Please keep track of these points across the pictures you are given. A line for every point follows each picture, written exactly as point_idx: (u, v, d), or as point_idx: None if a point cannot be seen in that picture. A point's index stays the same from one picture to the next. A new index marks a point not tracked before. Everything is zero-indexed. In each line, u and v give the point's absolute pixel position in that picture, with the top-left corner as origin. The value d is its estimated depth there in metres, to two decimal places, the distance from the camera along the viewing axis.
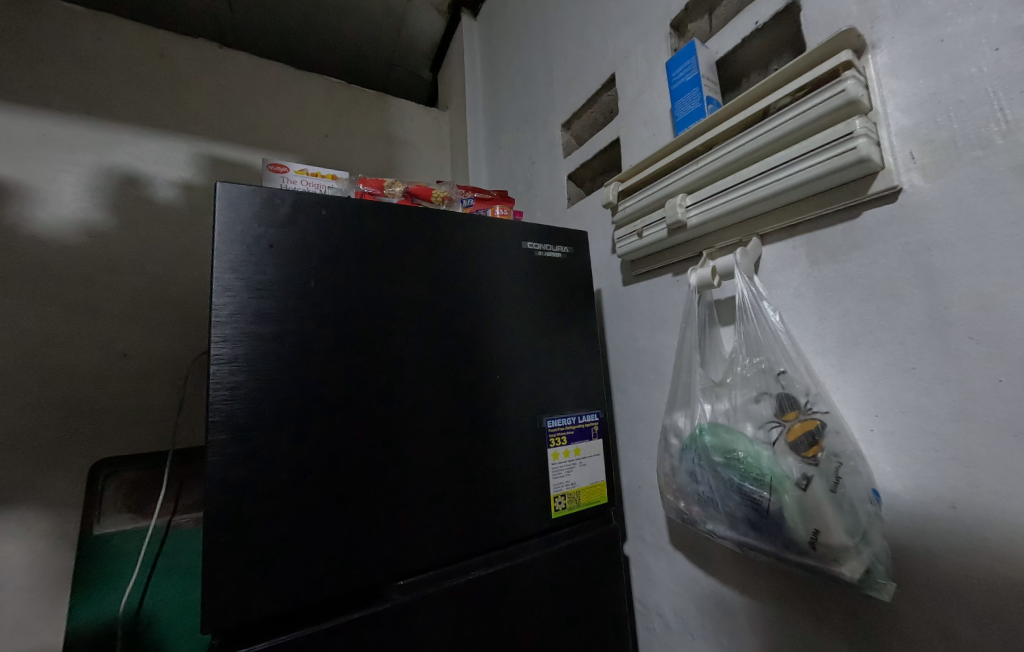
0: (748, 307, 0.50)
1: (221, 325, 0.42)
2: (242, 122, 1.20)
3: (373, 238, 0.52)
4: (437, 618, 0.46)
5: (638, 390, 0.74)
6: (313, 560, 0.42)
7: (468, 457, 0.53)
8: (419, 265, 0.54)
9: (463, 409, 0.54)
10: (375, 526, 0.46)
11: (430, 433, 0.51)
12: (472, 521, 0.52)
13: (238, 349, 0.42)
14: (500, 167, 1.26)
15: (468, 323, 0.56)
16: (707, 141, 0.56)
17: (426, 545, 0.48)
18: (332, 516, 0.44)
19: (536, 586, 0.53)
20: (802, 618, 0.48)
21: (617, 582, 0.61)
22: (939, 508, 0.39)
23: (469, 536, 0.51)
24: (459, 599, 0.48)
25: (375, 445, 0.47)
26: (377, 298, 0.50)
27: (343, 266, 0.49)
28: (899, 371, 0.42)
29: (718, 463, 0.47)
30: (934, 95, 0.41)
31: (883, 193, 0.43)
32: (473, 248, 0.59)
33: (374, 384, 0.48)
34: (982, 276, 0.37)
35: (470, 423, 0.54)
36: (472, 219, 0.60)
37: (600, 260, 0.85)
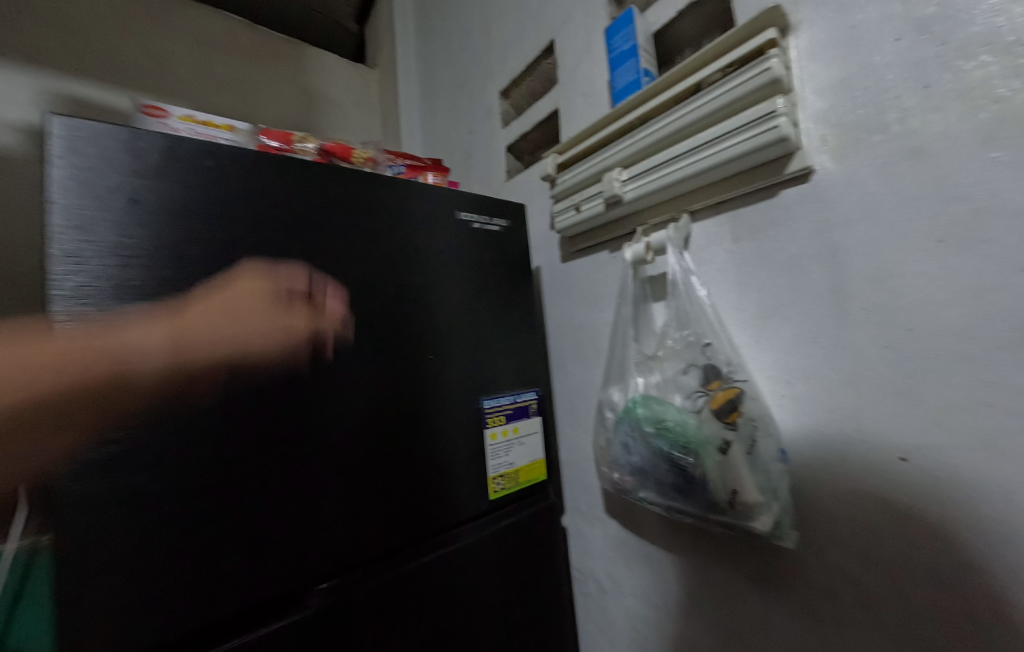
0: (678, 281, 0.52)
1: (66, 300, 0.33)
2: (112, 57, 0.99)
3: (278, 199, 0.45)
4: (371, 610, 0.44)
5: (576, 366, 0.75)
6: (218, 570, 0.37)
7: (399, 442, 0.49)
8: (338, 234, 0.48)
9: (393, 393, 0.50)
10: (295, 526, 0.41)
11: (354, 421, 0.46)
12: (405, 511, 0.49)
13: (93, 331, 0.34)
14: (436, 136, 1.18)
15: (398, 301, 0.52)
16: (644, 114, 0.55)
17: (352, 541, 0.44)
18: (237, 520, 0.38)
19: (474, 565, 0.53)
20: (720, 568, 0.53)
21: (552, 551, 0.63)
22: (835, 461, 0.44)
23: (402, 526, 0.48)
24: (394, 587, 0.46)
25: (291, 436, 0.42)
26: (286, 271, 0.44)
27: (241, 231, 0.42)
28: (807, 340, 0.46)
29: (650, 434, 0.48)
30: (844, 81, 0.43)
31: (798, 173, 0.46)
32: (401, 215, 0.54)
33: (284, 370, 0.42)
34: (877, 253, 0.41)
35: (402, 409, 0.50)
36: (400, 185, 0.55)
37: (538, 236, 0.83)
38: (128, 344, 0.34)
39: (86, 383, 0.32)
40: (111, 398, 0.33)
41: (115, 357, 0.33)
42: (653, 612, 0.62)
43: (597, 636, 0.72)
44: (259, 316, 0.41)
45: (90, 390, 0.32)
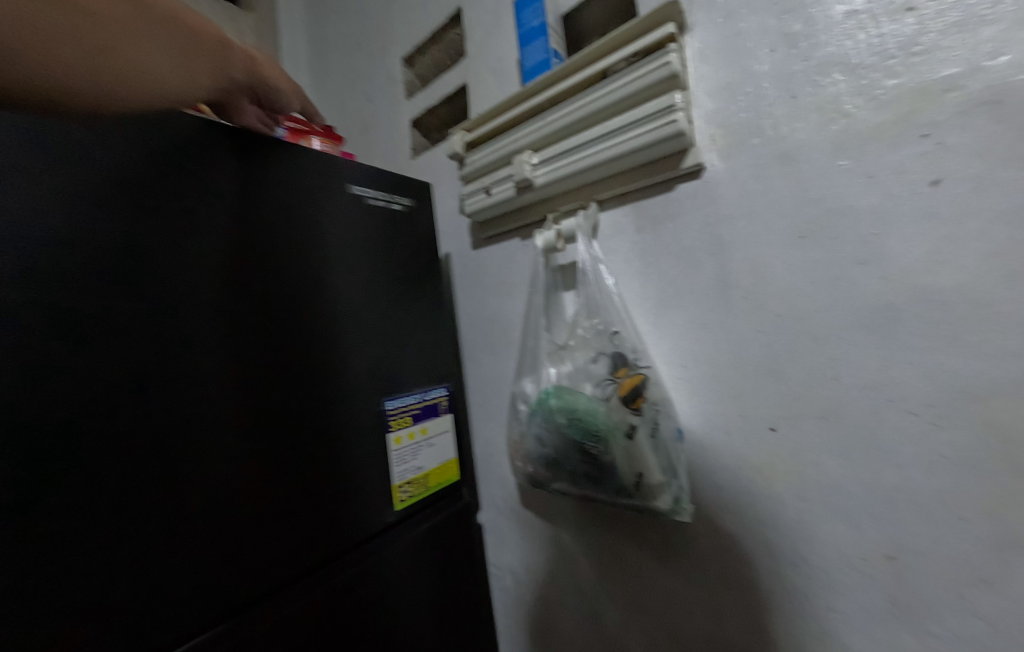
0: (587, 270, 0.51)
1: None
2: None
3: (82, 144, 0.32)
4: None
5: (488, 357, 0.72)
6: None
7: (283, 457, 0.42)
8: (178, 201, 0.37)
9: (273, 400, 0.42)
10: (127, 588, 0.31)
11: (219, 437, 0.37)
12: (294, 536, 0.42)
13: None
14: (329, 102, 1.04)
15: (277, 289, 0.44)
16: (553, 96, 0.54)
17: (221, 585, 0.36)
18: (33, 599, 0.27)
19: (377, 583, 0.48)
20: (626, 543, 0.56)
21: (465, 551, 0.61)
22: (719, 436, 0.48)
23: (291, 553, 0.41)
24: (276, 631, 0.39)
25: (121, 469, 0.31)
26: (104, 247, 0.32)
27: (17, 186, 0.29)
28: (698, 327, 0.50)
29: (562, 425, 0.48)
30: (730, 84, 0.46)
31: (691, 169, 0.48)
32: (272, 184, 0.45)
33: (107, 379, 0.31)
34: (755, 247, 0.45)
35: (285, 418, 0.42)
36: (268, 147, 0.45)
37: (447, 221, 0.77)
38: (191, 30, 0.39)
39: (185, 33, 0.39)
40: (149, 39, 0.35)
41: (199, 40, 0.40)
42: (567, 593, 0.63)
43: (514, 626, 0.72)
44: (263, 64, 0.48)
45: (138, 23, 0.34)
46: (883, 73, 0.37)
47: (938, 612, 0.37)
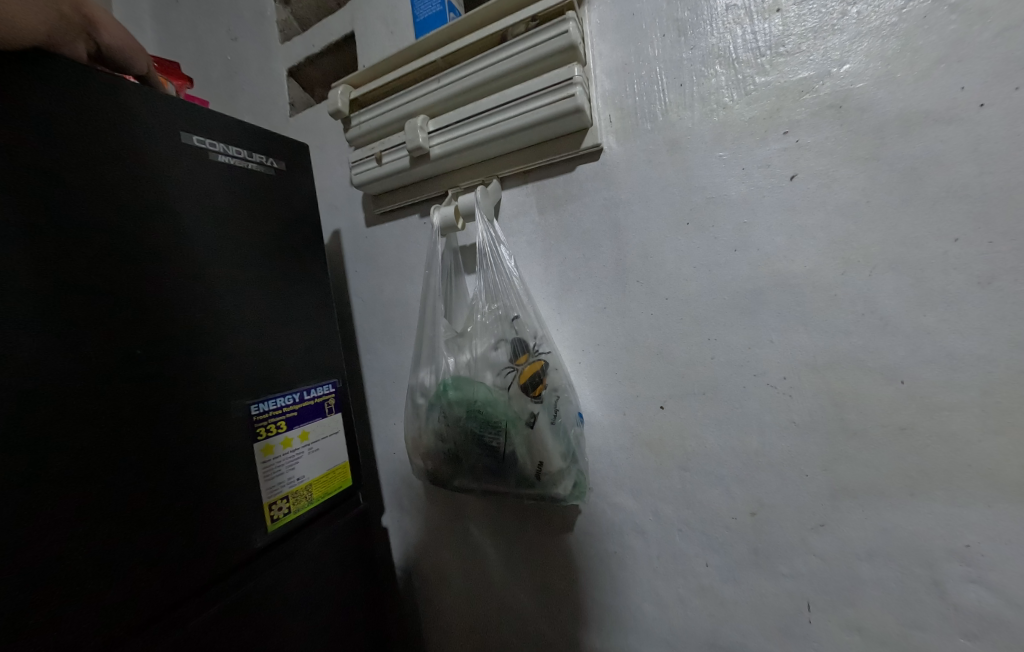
0: (487, 251, 0.48)
1: None
2: None
3: None
4: None
5: (386, 347, 0.66)
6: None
7: (96, 490, 0.31)
8: None
9: (74, 415, 0.31)
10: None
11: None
12: (121, 588, 0.32)
13: None
14: (177, 34, 0.83)
15: (75, 265, 0.32)
16: (448, 55, 0.48)
17: None
18: None
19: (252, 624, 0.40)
20: (532, 530, 0.56)
21: (366, 563, 0.54)
22: (615, 417, 0.50)
23: (118, 611, 0.32)
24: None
25: None
26: None
27: None
28: (596, 310, 0.50)
29: (461, 417, 0.45)
30: (625, 66, 0.46)
31: (589, 150, 0.48)
32: (42, 116, 0.31)
33: None
34: (647, 232, 0.46)
35: (97, 437, 0.32)
36: (26, 63, 0.31)
37: (334, 192, 0.68)
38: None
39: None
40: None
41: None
42: (475, 584, 0.62)
43: (423, 625, 0.69)
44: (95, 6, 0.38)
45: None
46: (755, 70, 0.40)
47: (788, 556, 0.42)
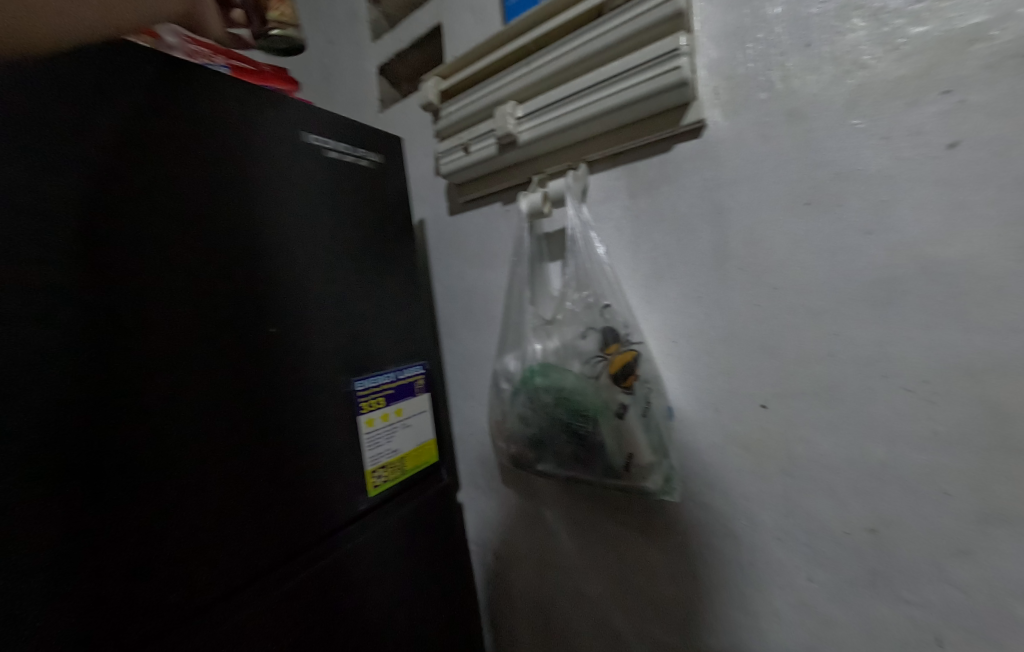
0: (577, 237, 0.47)
1: None
2: None
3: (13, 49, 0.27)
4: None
5: (466, 332, 0.68)
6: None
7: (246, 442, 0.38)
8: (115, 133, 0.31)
9: (234, 375, 0.37)
10: (49, 627, 0.26)
11: (173, 414, 0.33)
12: (260, 524, 0.38)
13: None
14: None
15: (231, 248, 0.38)
16: (540, 37, 0.47)
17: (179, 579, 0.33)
18: None
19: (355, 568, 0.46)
20: (610, 520, 0.55)
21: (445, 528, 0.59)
22: (708, 413, 0.47)
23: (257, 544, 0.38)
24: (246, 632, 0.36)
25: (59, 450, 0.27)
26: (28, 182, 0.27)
27: None
28: (691, 300, 0.47)
29: (549, 404, 0.45)
30: (737, 29, 0.41)
31: (691, 127, 0.44)
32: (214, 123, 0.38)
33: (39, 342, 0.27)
34: (754, 215, 0.42)
35: (248, 394, 0.38)
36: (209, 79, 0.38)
37: (420, 183, 0.71)
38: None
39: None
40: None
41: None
42: (548, 567, 0.63)
43: (495, 599, 0.72)
44: None
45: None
46: (908, 19, 0.34)
47: (915, 582, 0.37)
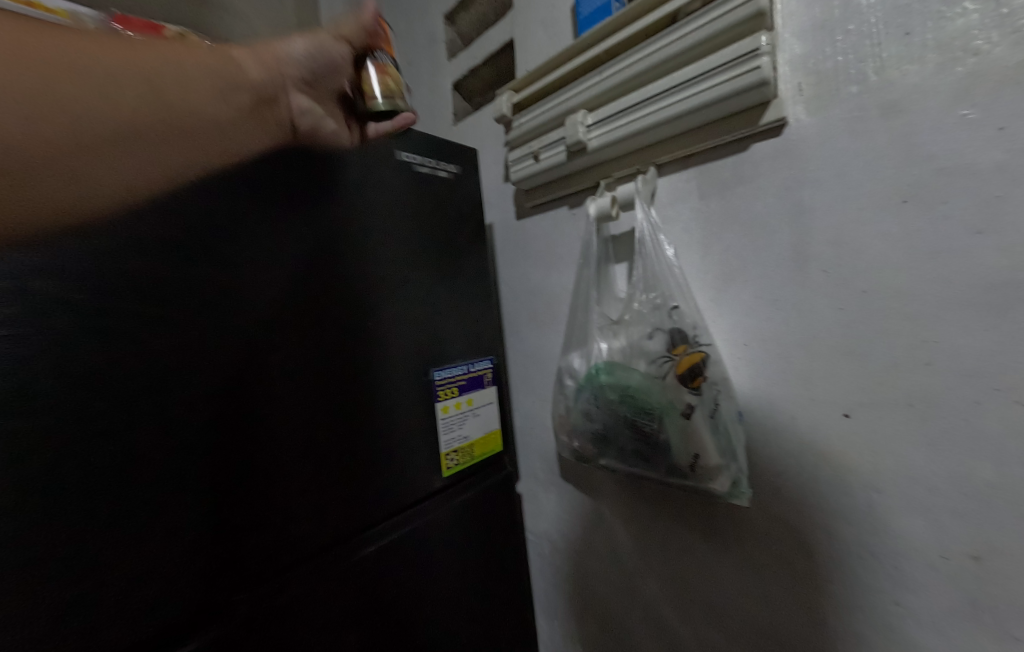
0: (645, 240, 0.48)
1: None
2: None
3: None
4: (323, 602, 0.41)
5: (531, 330, 0.71)
6: (96, 614, 0.29)
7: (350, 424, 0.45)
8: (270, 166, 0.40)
9: (341, 367, 0.44)
10: (210, 553, 0.34)
11: (300, 398, 0.41)
12: (360, 494, 0.45)
13: None
14: None
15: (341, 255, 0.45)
16: (613, 46, 0.49)
17: (301, 533, 0.40)
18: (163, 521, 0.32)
19: (420, 575, 0.50)
20: (670, 521, 0.55)
21: (503, 559, 0.62)
22: (783, 419, 0.45)
23: (355, 511, 0.45)
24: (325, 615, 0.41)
25: (222, 419, 0.35)
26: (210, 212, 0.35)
27: None
28: (765, 302, 0.46)
29: (614, 401, 0.47)
30: (825, 22, 0.40)
31: (771, 125, 0.43)
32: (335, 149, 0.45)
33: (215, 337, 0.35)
34: (841, 214, 0.40)
35: (352, 384, 0.45)
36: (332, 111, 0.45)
37: (490, 189, 0.75)
38: (234, 57, 0.36)
39: (226, 68, 0.34)
40: (184, 73, 0.31)
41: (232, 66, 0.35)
42: (606, 563, 0.64)
43: (552, 589, 0.74)
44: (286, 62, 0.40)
45: (141, 71, 0.28)
46: None
47: None
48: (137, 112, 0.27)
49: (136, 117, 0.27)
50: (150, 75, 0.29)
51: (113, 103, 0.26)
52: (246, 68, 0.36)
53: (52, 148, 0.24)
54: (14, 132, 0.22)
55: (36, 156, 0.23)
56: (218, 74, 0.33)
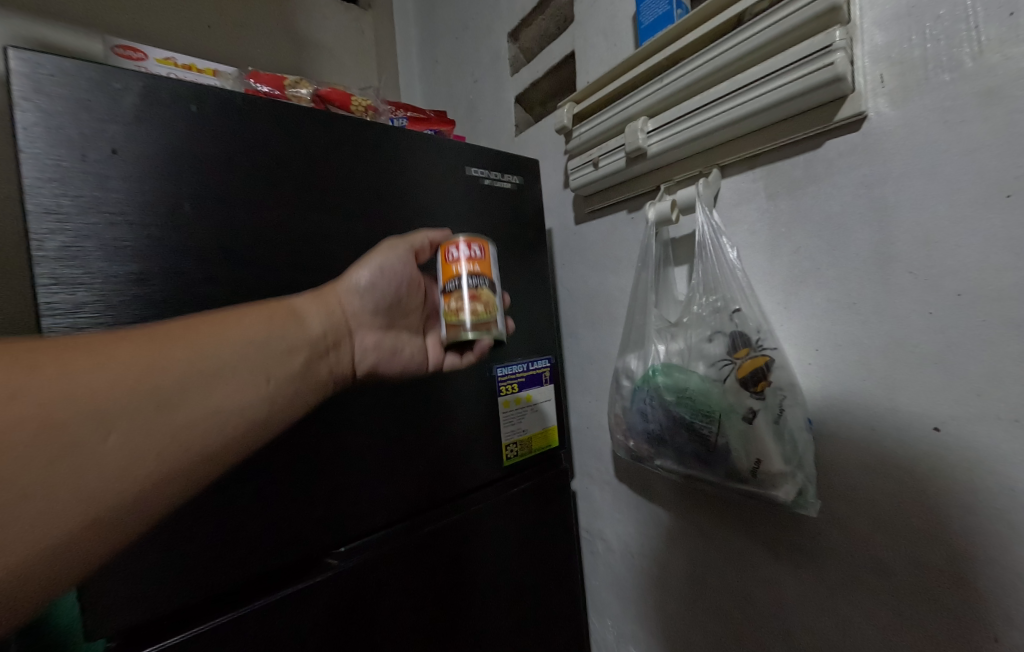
0: (707, 243, 0.48)
1: (71, 220, 0.33)
2: None
3: (322, 154, 0.45)
4: (403, 566, 0.47)
5: (588, 332, 0.73)
6: (247, 539, 0.39)
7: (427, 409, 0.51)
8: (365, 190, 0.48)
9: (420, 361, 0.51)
10: (320, 506, 0.43)
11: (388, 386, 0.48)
12: (433, 473, 0.52)
13: (117, 270, 0.35)
14: (439, 86, 1.09)
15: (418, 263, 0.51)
16: (674, 53, 0.50)
17: (383, 502, 0.48)
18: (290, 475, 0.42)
19: (482, 562, 0.54)
20: (730, 531, 0.54)
21: (555, 581, 0.63)
22: (860, 431, 0.43)
23: (426, 489, 0.51)
24: (390, 603, 0.46)
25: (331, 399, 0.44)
26: (325, 233, 0.45)
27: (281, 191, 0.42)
28: (841, 306, 0.44)
29: (671, 403, 0.47)
30: (912, 8, 0.38)
31: (849, 120, 0.41)
32: (414, 172, 0.52)
33: None
34: (932, 211, 0.37)
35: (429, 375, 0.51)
36: (415, 140, 0.53)
37: (550, 196, 0.78)
38: (298, 309, 0.38)
39: (277, 328, 0.35)
40: (210, 383, 0.29)
41: (283, 314, 0.36)
42: (662, 567, 0.64)
43: (606, 588, 0.75)
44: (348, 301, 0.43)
45: (173, 390, 0.28)
46: None
47: None
48: (137, 450, 0.26)
49: (134, 470, 0.26)
50: (163, 393, 0.27)
51: (101, 453, 0.25)
52: (307, 322, 0.37)
53: (100, 517, 0.25)
54: (56, 530, 0.23)
55: (86, 535, 0.24)
56: (257, 358, 0.32)
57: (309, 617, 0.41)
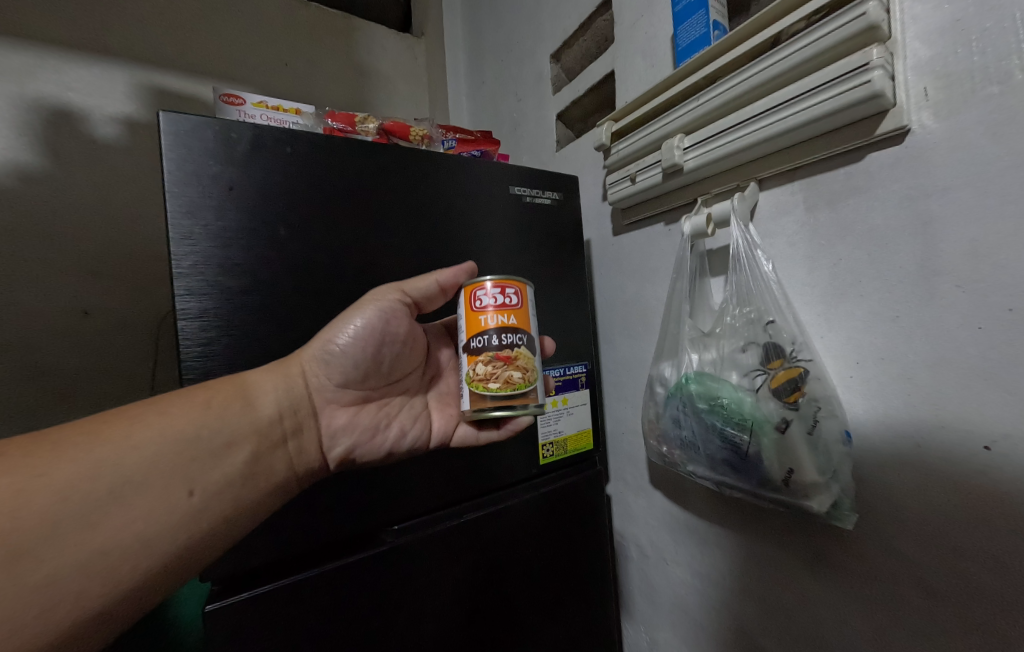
0: (741, 256, 0.49)
1: (199, 243, 0.41)
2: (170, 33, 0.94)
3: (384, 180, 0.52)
4: (445, 549, 0.52)
5: (624, 340, 0.75)
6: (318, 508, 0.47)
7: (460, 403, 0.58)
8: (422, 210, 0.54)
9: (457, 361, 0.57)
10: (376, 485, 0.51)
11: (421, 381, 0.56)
12: (473, 465, 0.57)
13: (230, 282, 0.42)
14: (485, 106, 1.16)
15: None
16: (709, 74, 0.52)
17: (429, 487, 0.54)
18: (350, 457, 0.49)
19: (518, 557, 0.57)
20: (767, 542, 0.54)
21: (584, 595, 0.64)
22: (905, 445, 0.42)
23: (467, 478, 0.57)
24: (434, 582, 0.51)
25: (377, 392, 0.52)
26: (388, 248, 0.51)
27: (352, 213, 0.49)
28: (884, 319, 0.43)
29: (702, 410, 0.49)
30: (957, 22, 0.37)
31: (891, 134, 0.41)
32: (465, 193, 0.58)
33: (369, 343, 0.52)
34: (980, 224, 0.37)
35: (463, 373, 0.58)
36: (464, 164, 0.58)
37: (589, 208, 0.81)
38: (255, 384, 0.42)
39: (223, 412, 0.39)
40: (159, 486, 0.34)
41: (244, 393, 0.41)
42: (696, 575, 0.65)
43: (640, 593, 0.76)
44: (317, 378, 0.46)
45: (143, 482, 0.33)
46: None
47: None
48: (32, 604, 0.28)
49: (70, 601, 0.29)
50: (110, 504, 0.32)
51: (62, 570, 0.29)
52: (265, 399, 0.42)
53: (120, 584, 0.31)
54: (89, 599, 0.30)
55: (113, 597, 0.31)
56: (189, 465, 0.36)
57: (365, 584, 0.47)
